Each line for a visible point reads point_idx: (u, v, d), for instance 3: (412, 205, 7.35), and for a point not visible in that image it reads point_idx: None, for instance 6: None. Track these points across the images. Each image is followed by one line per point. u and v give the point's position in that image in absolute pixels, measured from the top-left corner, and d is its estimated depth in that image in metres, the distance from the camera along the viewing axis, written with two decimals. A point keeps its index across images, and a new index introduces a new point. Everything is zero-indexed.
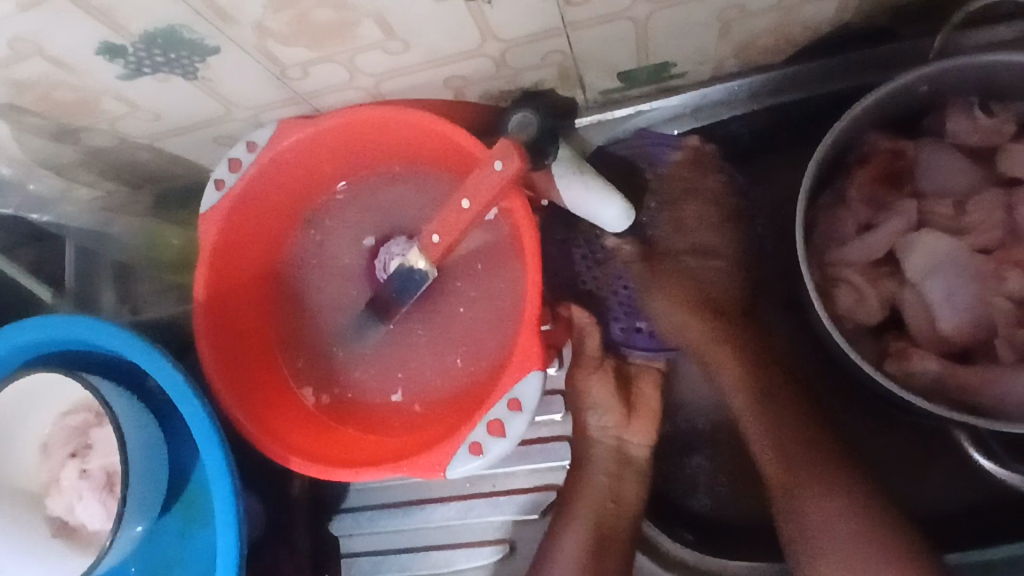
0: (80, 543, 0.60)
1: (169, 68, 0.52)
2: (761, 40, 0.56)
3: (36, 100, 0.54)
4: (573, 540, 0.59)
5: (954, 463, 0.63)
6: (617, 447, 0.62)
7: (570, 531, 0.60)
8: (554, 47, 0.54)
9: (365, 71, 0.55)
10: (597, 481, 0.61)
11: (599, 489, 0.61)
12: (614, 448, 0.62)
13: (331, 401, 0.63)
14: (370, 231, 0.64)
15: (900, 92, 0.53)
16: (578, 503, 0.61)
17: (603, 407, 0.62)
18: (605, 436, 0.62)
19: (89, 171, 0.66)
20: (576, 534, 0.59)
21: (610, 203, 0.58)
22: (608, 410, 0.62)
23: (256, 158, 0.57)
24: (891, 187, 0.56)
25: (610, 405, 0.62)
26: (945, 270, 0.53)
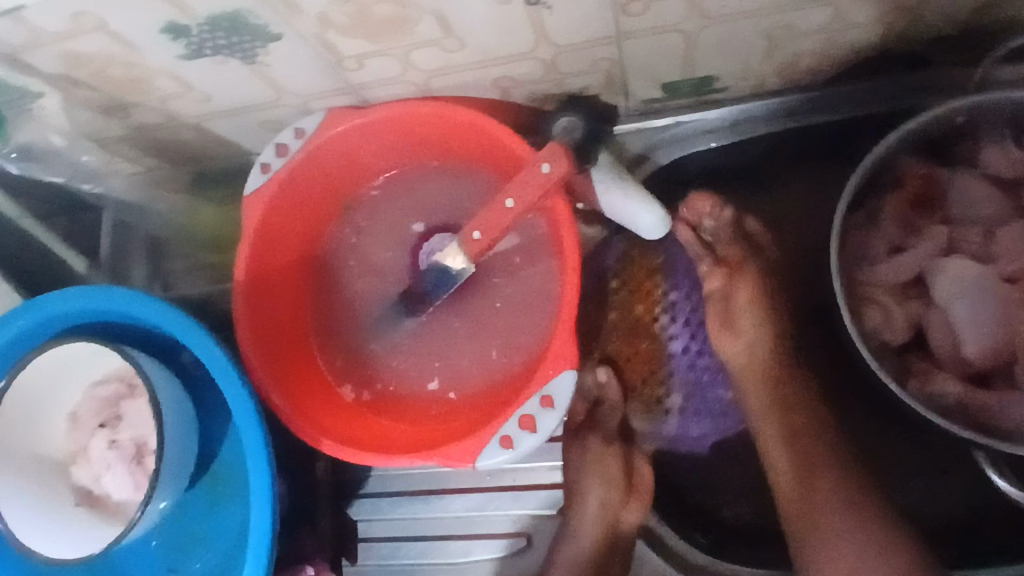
0: (105, 513, 0.60)
1: (229, 52, 0.52)
2: (805, 61, 0.58)
3: (91, 73, 0.54)
4: None
5: (968, 480, 0.63)
6: (611, 521, 0.65)
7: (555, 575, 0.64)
8: (603, 54, 0.55)
9: (418, 66, 0.56)
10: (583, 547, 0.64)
11: (589, 559, 0.64)
12: (607, 523, 0.64)
13: (372, 398, 0.63)
14: (421, 218, 0.66)
15: (939, 120, 0.54)
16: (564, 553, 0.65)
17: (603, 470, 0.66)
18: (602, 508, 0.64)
19: (132, 147, 0.66)
20: None
21: (648, 211, 0.60)
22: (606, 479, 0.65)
23: (304, 144, 0.58)
24: (923, 212, 0.58)
25: (613, 482, 0.65)
26: (978, 294, 0.54)
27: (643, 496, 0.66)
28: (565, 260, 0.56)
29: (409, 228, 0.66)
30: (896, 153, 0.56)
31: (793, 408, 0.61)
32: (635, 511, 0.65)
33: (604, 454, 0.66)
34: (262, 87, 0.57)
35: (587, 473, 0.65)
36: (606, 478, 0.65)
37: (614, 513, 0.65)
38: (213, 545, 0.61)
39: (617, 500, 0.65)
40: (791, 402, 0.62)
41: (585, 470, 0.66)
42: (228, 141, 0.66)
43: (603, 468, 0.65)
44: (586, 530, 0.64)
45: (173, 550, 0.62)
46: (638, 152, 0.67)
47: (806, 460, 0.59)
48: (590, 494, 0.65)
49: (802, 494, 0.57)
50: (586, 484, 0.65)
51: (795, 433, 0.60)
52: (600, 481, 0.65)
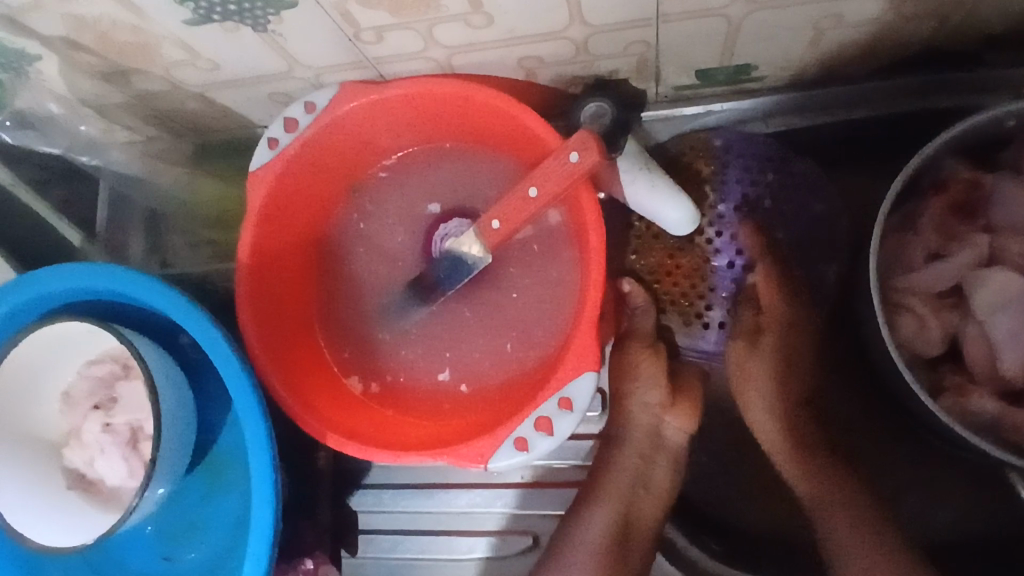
0: (98, 499, 0.58)
1: (240, 19, 0.48)
2: (851, 52, 0.54)
3: (92, 37, 0.51)
4: (600, 518, 0.58)
5: (991, 502, 0.62)
6: (652, 430, 0.61)
7: (596, 509, 0.59)
8: (638, 37, 0.52)
9: (440, 42, 0.52)
10: (629, 462, 0.60)
11: (632, 472, 0.60)
12: (652, 429, 0.61)
13: (381, 390, 0.61)
14: (436, 198, 0.62)
15: (988, 122, 0.51)
16: (606, 485, 0.59)
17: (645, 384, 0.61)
18: (646, 413, 0.61)
19: (133, 115, 0.62)
20: (603, 512, 0.58)
21: (677, 206, 0.56)
22: (650, 389, 0.61)
23: (315, 120, 0.55)
24: (964, 219, 0.55)
25: (658, 380, 0.61)
26: (1020, 309, 0.52)
27: (692, 401, 0.61)
28: (588, 254, 0.53)
29: (424, 208, 0.62)
30: (941, 155, 0.53)
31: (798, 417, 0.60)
32: (682, 418, 0.61)
33: (647, 361, 0.61)
34: (272, 57, 0.54)
35: (632, 378, 0.61)
36: (651, 375, 0.61)
37: (661, 417, 0.61)
38: (212, 534, 0.59)
39: (663, 402, 0.61)
40: (796, 411, 0.60)
41: (629, 374, 0.61)
42: (234, 113, 0.63)
43: (648, 368, 0.61)
44: (633, 441, 0.61)
45: (170, 537, 0.60)
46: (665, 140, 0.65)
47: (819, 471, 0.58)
48: (636, 395, 0.61)
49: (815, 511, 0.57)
50: (632, 385, 0.61)
51: (807, 446, 0.59)
52: (645, 381, 0.61)
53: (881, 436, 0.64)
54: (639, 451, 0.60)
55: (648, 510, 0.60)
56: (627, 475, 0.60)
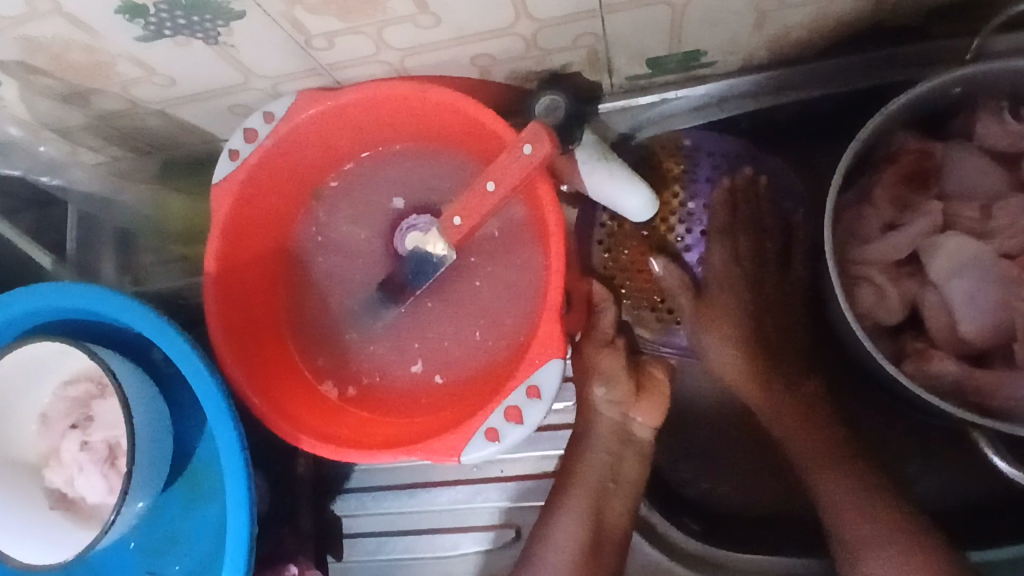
0: (78, 517, 0.58)
1: (190, 32, 0.49)
2: (794, 33, 0.55)
3: (46, 59, 0.52)
4: (572, 514, 0.59)
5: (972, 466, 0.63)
6: (620, 424, 0.61)
7: (568, 505, 0.60)
8: (585, 29, 0.52)
9: (391, 45, 0.53)
10: (597, 458, 0.60)
11: (600, 466, 0.60)
12: (617, 425, 0.61)
13: (357, 393, 0.61)
14: (399, 192, 0.63)
15: (932, 92, 0.52)
16: (576, 488, 0.60)
17: (613, 381, 0.61)
18: (612, 411, 0.61)
19: (96, 135, 0.63)
20: (575, 510, 0.59)
21: (635, 193, 0.56)
22: (616, 385, 0.61)
23: (274, 129, 0.55)
24: (918, 188, 0.56)
25: (621, 377, 0.61)
26: (974, 272, 0.53)
27: (655, 398, 0.62)
28: (549, 245, 0.54)
29: (389, 203, 0.63)
30: (890, 127, 0.54)
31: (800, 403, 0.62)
32: (649, 414, 0.62)
33: (609, 358, 0.62)
34: (227, 69, 0.54)
35: (595, 377, 0.62)
36: (614, 371, 0.61)
37: (625, 413, 0.61)
38: (192, 546, 0.59)
39: (627, 398, 0.61)
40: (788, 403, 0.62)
41: (591, 372, 0.62)
42: (195, 127, 0.63)
43: (608, 364, 0.62)
44: (600, 439, 0.61)
45: (151, 552, 0.60)
46: (622, 131, 0.64)
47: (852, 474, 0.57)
48: (598, 394, 0.62)
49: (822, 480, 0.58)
50: (594, 384, 0.62)
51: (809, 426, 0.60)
52: (608, 379, 0.61)
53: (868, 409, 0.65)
54: (606, 448, 0.61)
55: (625, 491, 0.61)
56: (595, 471, 0.60)
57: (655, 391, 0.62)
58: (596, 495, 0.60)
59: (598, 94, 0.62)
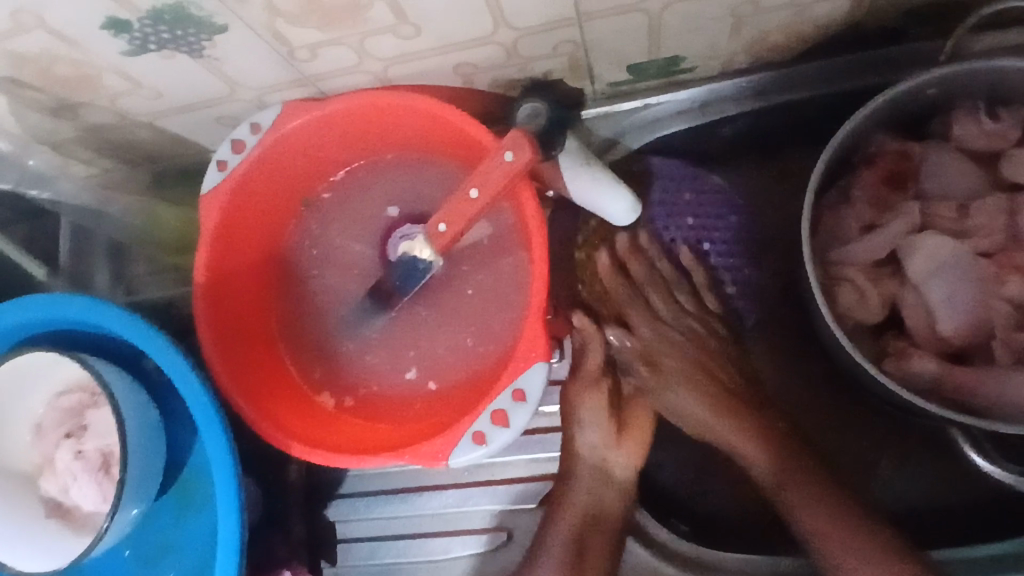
0: (72, 525, 0.58)
1: (175, 46, 0.50)
2: (772, 37, 0.56)
3: (34, 74, 0.53)
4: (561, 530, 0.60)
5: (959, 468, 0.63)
6: (602, 464, 0.62)
7: (558, 522, 0.61)
8: (565, 37, 0.53)
9: (374, 55, 0.54)
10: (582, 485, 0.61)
11: (586, 492, 0.61)
12: (599, 467, 0.62)
13: (356, 404, 0.62)
14: (395, 202, 0.64)
15: (907, 94, 0.53)
16: (565, 507, 0.61)
17: (596, 423, 0.62)
18: (594, 454, 0.62)
19: (86, 147, 0.64)
20: (563, 526, 0.60)
21: (618, 197, 0.57)
22: (599, 427, 0.62)
23: (260, 140, 0.56)
24: (896, 189, 0.57)
25: (604, 420, 0.62)
26: (952, 271, 0.53)
27: (638, 434, 0.63)
28: (533, 249, 0.54)
29: (384, 212, 0.64)
30: (867, 129, 0.55)
31: (764, 408, 0.62)
32: (630, 456, 0.63)
33: (593, 400, 0.62)
34: (213, 81, 0.55)
35: (577, 421, 0.62)
36: (597, 415, 0.62)
37: (607, 457, 0.62)
38: (185, 553, 0.60)
39: (610, 441, 0.62)
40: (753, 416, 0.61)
41: (575, 418, 0.62)
42: (184, 138, 0.64)
43: (592, 408, 0.62)
44: (582, 481, 0.61)
45: (145, 559, 0.61)
46: (607, 137, 0.65)
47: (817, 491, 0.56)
48: (582, 438, 0.62)
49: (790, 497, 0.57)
50: (577, 430, 0.62)
51: (774, 440, 0.60)
52: (589, 424, 0.62)
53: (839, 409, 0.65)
54: (587, 488, 0.61)
55: (615, 503, 0.62)
56: (583, 491, 0.61)
57: (637, 430, 0.64)
58: (585, 508, 0.60)
59: (581, 100, 0.63)
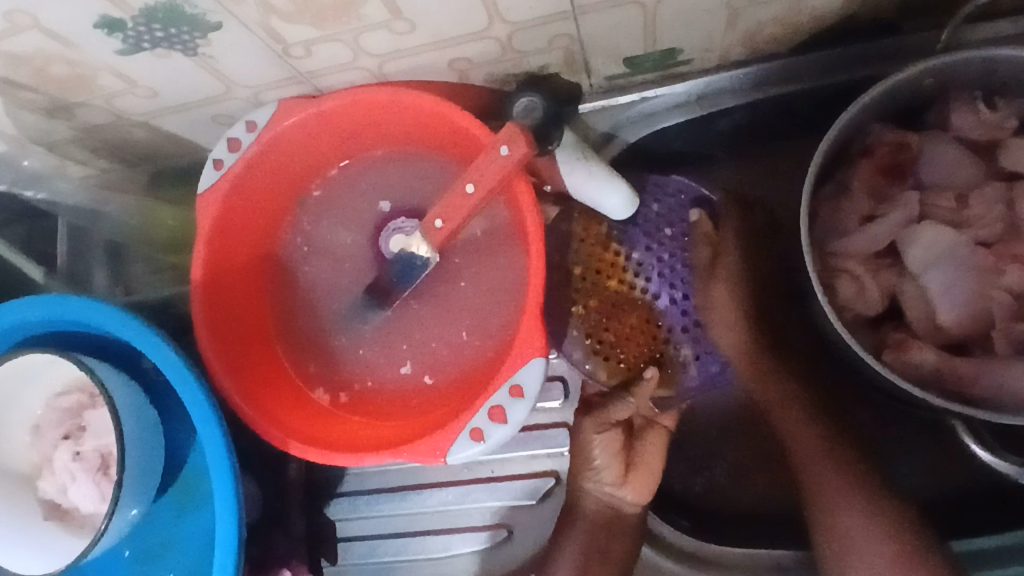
0: (71, 525, 0.58)
1: (169, 44, 0.50)
2: (768, 29, 0.56)
3: (29, 75, 0.53)
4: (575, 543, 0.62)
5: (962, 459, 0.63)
6: (609, 502, 0.62)
7: (572, 535, 0.62)
8: (560, 31, 0.53)
9: (369, 51, 0.54)
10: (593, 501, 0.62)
11: (598, 511, 0.62)
12: (606, 504, 0.62)
13: (349, 400, 0.62)
14: (385, 197, 0.64)
15: (905, 84, 0.53)
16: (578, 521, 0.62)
17: (603, 464, 0.62)
18: (602, 493, 0.62)
19: (82, 148, 0.64)
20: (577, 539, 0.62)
21: (612, 191, 0.57)
22: (608, 467, 0.62)
23: (256, 138, 0.56)
24: (893, 179, 0.57)
25: (611, 462, 0.62)
26: (950, 261, 0.53)
27: (645, 474, 0.62)
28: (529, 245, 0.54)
29: (373, 206, 0.64)
30: (864, 120, 0.55)
31: (796, 387, 0.62)
32: (638, 493, 0.62)
33: (601, 442, 0.62)
34: (208, 79, 0.55)
35: (585, 464, 0.62)
36: (605, 455, 0.62)
37: (613, 495, 0.62)
38: (185, 552, 0.60)
39: (615, 480, 0.62)
40: (785, 393, 0.62)
41: (584, 460, 0.63)
42: (181, 137, 0.64)
43: (603, 448, 0.62)
44: (587, 514, 0.62)
45: (145, 559, 0.61)
46: (603, 131, 0.65)
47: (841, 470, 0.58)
48: (591, 479, 0.62)
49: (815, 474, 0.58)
50: (587, 471, 0.63)
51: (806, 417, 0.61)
52: (597, 464, 0.62)
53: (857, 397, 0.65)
54: (593, 521, 0.62)
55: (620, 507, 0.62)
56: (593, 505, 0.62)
57: (646, 468, 0.63)
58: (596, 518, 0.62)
59: (578, 95, 0.62)
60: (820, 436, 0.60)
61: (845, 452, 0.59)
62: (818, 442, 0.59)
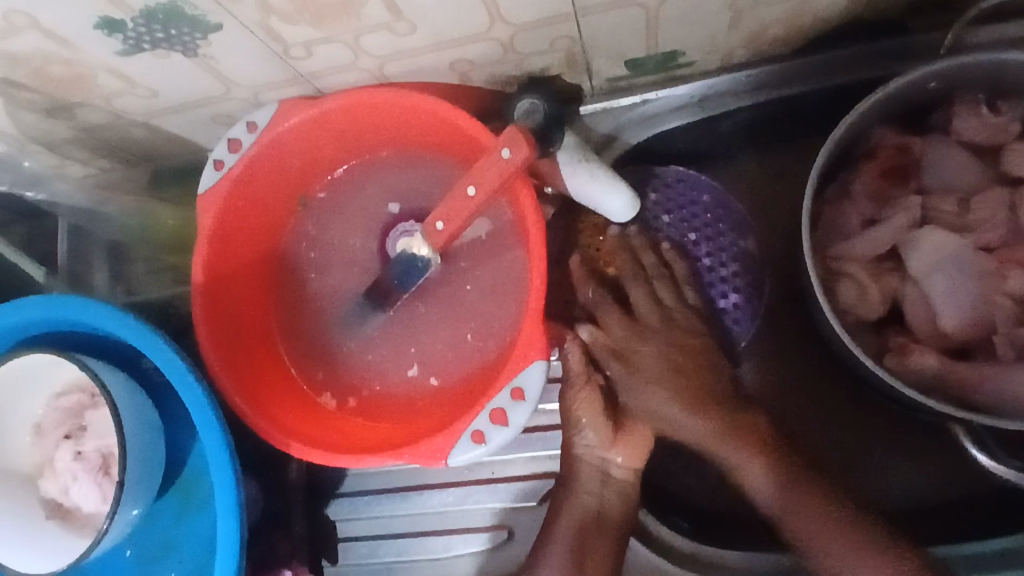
0: (73, 525, 0.58)
1: (169, 45, 0.50)
2: (771, 31, 0.55)
3: (28, 74, 0.52)
4: (562, 535, 0.59)
5: (966, 465, 0.63)
6: (600, 468, 0.60)
7: (559, 527, 0.59)
8: (562, 32, 0.53)
9: (369, 52, 0.53)
10: (583, 491, 0.59)
11: (587, 501, 0.59)
12: (597, 470, 0.59)
13: (358, 404, 0.61)
14: (394, 197, 0.63)
15: (908, 88, 0.53)
16: (567, 512, 0.59)
17: (592, 426, 0.59)
18: (591, 456, 0.59)
19: (82, 148, 0.64)
20: (564, 531, 0.59)
21: (615, 194, 0.57)
22: (596, 429, 0.59)
23: (257, 138, 0.56)
24: (897, 182, 0.56)
25: (599, 425, 0.58)
26: (953, 266, 0.53)
27: (638, 436, 0.60)
28: (531, 248, 0.54)
29: (385, 208, 0.63)
30: (866, 123, 0.55)
31: (748, 413, 0.59)
32: (631, 457, 0.60)
33: (588, 402, 0.58)
34: (208, 80, 0.55)
35: (573, 425, 0.59)
36: (592, 418, 0.58)
37: (604, 457, 0.59)
38: (186, 552, 0.60)
39: (605, 443, 0.59)
40: (738, 423, 0.58)
41: (571, 422, 0.59)
42: (181, 137, 0.64)
43: (588, 411, 0.58)
44: (581, 481, 0.60)
45: (147, 559, 0.61)
46: (605, 133, 0.65)
47: (823, 506, 0.55)
48: (579, 439, 0.60)
49: (797, 513, 0.56)
50: (574, 431, 0.60)
51: (768, 450, 0.57)
52: (584, 426, 0.59)
53: (828, 407, 0.65)
54: (587, 488, 0.59)
55: (618, 502, 0.60)
56: (584, 497, 0.59)
57: (636, 433, 0.60)
58: (585, 508, 0.59)
59: (580, 96, 0.62)
60: (788, 471, 0.57)
61: (818, 484, 0.56)
62: (788, 479, 0.57)
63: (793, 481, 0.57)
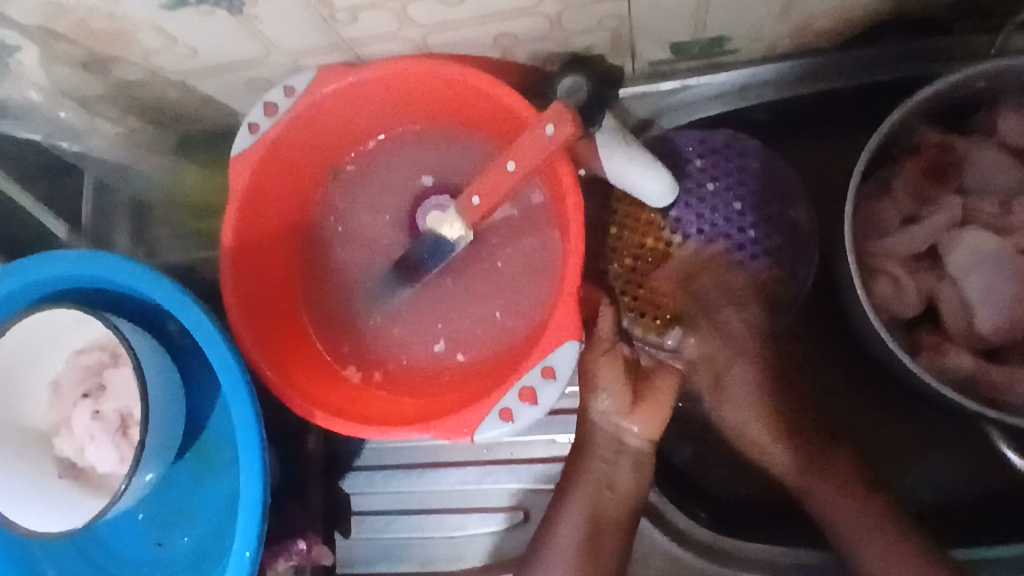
0: (88, 485, 0.58)
1: (215, 2, 0.49)
2: (820, 22, 0.55)
3: (68, 25, 0.51)
4: (573, 513, 0.59)
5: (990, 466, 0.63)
6: (614, 435, 0.60)
7: (570, 504, 0.59)
8: (611, 11, 0.52)
9: (415, 21, 0.53)
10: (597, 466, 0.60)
11: (598, 476, 0.59)
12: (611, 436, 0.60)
13: (383, 379, 0.61)
14: (429, 170, 0.63)
15: (956, 86, 0.52)
16: (579, 489, 0.60)
17: (608, 390, 0.60)
18: (607, 422, 0.60)
19: (114, 105, 0.63)
20: (575, 510, 0.59)
21: (653, 177, 0.56)
22: (613, 394, 0.60)
23: (293, 104, 0.55)
24: (938, 181, 0.56)
25: (617, 388, 0.60)
26: (993, 266, 0.53)
27: (654, 406, 0.61)
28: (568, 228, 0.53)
29: (417, 180, 0.63)
30: (911, 121, 0.54)
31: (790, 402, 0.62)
32: (644, 427, 0.60)
33: (607, 366, 0.60)
34: (250, 41, 0.54)
35: (592, 389, 0.60)
36: (611, 382, 0.60)
37: (620, 426, 0.60)
38: (201, 518, 0.60)
39: (622, 409, 0.60)
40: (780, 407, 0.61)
41: (591, 387, 0.61)
42: (214, 99, 0.63)
43: (607, 375, 0.60)
44: (597, 447, 0.60)
45: (161, 522, 0.60)
46: (642, 117, 0.65)
47: (848, 488, 0.57)
48: (595, 404, 0.61)
49: (817, 491, 0.58)
50: (591, 396, 0.61)
51: (802, 437, 0.60)
52: (603, 391, 0.60)
53: (884, 413, 0.65)
54: (602, 456, 0.60)
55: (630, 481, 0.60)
56: (594, 475, 0.60)
57: (652, 402, 0.61)
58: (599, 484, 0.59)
59: (620, 79, 0.62)
60: (815, 456, 0.59)
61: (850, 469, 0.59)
62: (814, 464, 0.59)
63: (822, 464, 0.59)
